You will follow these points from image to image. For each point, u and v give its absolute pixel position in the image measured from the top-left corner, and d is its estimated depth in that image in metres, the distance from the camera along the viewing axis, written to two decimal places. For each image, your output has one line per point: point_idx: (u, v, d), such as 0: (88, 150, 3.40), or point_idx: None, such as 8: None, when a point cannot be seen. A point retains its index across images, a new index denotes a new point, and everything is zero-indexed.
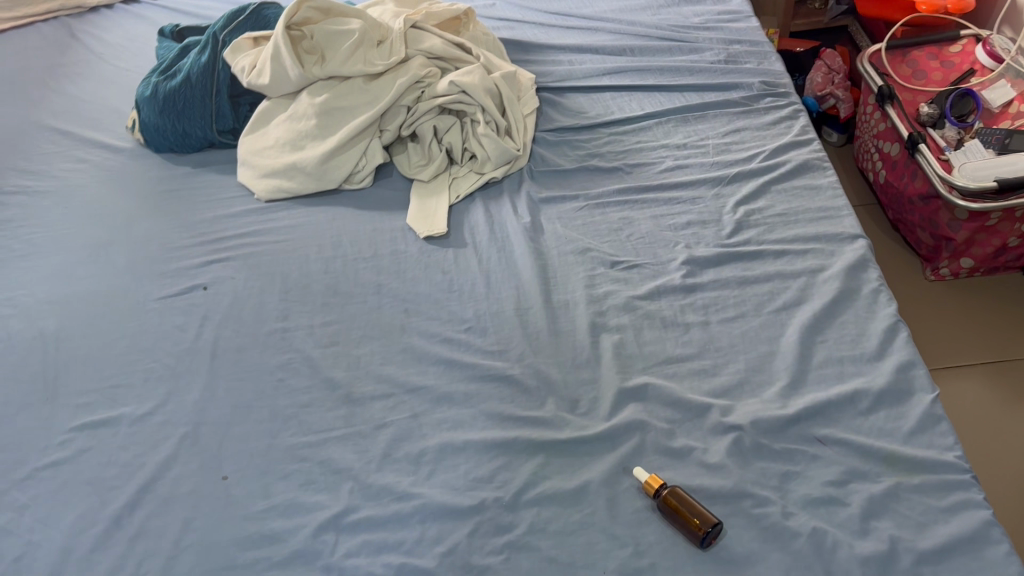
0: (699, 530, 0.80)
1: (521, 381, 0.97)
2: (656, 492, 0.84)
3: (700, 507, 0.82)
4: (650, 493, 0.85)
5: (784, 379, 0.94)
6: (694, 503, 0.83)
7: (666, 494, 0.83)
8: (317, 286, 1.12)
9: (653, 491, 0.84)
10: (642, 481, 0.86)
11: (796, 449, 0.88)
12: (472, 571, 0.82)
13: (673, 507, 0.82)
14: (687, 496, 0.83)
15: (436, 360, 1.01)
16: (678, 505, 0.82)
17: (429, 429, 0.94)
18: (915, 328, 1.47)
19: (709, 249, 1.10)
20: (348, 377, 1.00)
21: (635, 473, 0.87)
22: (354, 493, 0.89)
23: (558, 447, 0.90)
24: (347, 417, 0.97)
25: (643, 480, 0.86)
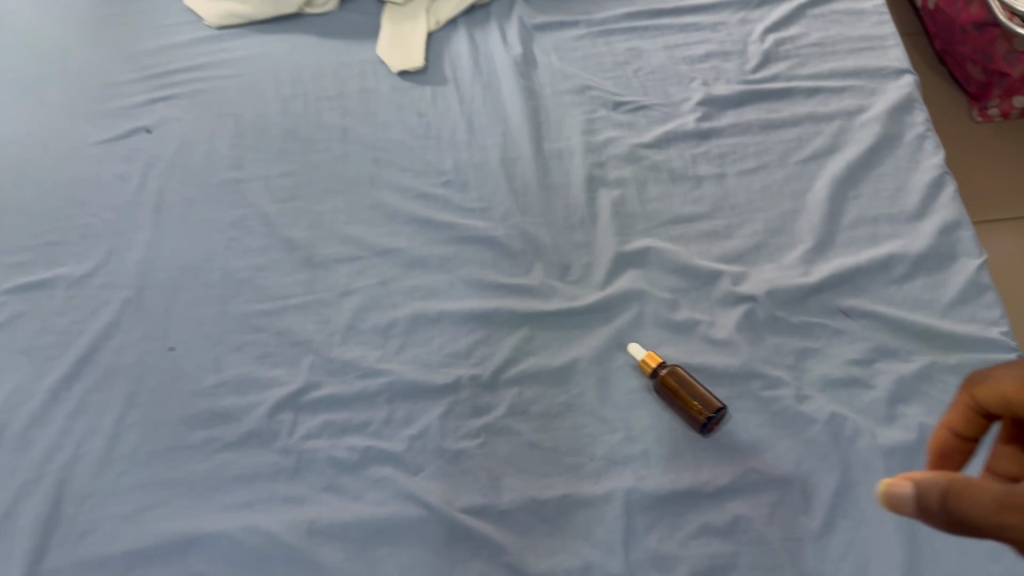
0: (700, 419, 0.71)
1: (505, 243, 0.85)
2: (654, 374, 0.74)
3: (704, 390, 0.72)
4: (647, 375, 0.75)
5: (808, 243, 0.81)
6: (696, 386, 0.72)
7: (665, 377, 0.73)
8: (275, 131, 0.98)
9: (649, 372, 0.74)
10: (639, 360, 0.75)
11: (817, 323, 0.77)
12: (445, 456, 0.73)
13: (673, 394, 0.72)
14: (688, 379, 0.73)
15: (408, 219, 0.88)
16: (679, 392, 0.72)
17: (400, 298, 0.83)
18: (960, 177, 1.32)
19: (729, 86, 0.94)
20: (309, 238, 0.88)
21: (630, 350, 0.76)
22: (315, 368, 0.80)
23: (545, 319, 0.80)
24: (308, 282, 0.85)
25: (639, 359, 0.75)
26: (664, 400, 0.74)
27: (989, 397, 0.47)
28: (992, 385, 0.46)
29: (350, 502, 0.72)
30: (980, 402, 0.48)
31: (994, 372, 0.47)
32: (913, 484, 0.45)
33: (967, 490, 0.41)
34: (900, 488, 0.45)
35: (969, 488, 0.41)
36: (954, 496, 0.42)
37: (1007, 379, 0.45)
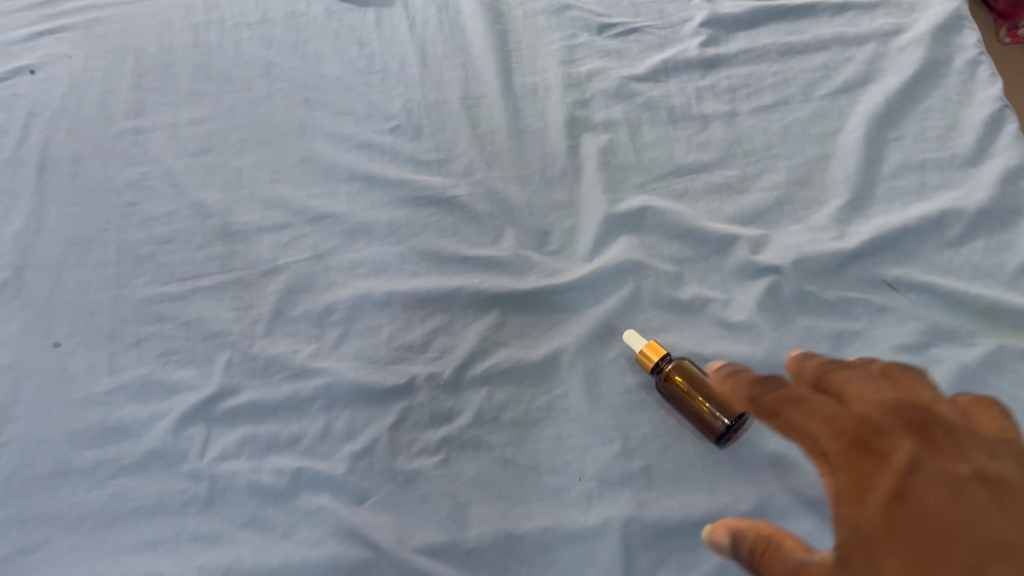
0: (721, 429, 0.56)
1: (468, 205, 0.69)
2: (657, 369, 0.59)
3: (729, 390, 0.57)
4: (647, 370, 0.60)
5: (843, 198, 0.66)
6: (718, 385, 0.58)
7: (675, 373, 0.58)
8: (185, 69, 0.80)
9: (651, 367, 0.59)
10: (637, 352, 0.60)
11: (857, 299, 0.61)
12: (395, 480, 0.59)
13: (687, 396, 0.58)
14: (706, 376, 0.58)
15: (346, 175, 0.71)
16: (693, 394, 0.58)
17: (338, 276, 0.67)
18: None
19: (738, 6, 0.77)
20: (225, 202, 0.72)
21: (626, 339, 0.61)
22: (234, 368, 0.64)
23: (519, 301, 0.65)
24: (223, 258, 0.69)
25: (637, 350, 0.60)
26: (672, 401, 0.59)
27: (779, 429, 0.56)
28: (780, 421, 0.56)
29: (278, 541, 0.57)
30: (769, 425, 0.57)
31: (781, 404, 0.56)
32: (729, 534, 0.52)
33: (772, 552, 0.50)
34: (717, 539, 0.53)
35: (775, 556, 0.50)
36: (755, 545, 0.51)
37: (811, 435, 0.54)
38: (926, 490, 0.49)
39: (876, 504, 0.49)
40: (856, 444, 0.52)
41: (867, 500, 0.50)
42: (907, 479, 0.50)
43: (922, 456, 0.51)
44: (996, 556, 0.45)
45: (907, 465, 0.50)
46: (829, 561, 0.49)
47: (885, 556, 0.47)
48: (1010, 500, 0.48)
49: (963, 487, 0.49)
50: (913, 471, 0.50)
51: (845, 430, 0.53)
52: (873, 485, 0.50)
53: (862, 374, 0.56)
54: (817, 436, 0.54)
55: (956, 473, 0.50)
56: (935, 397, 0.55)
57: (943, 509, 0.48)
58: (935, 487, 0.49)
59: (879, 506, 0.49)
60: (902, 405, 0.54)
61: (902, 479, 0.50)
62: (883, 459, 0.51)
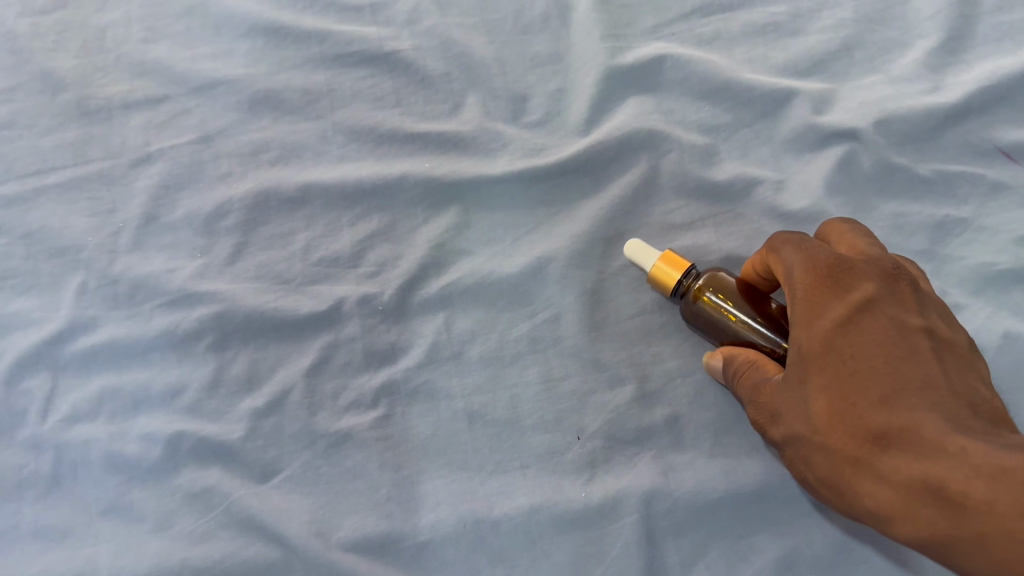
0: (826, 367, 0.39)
1: (413, 63, 0.49)
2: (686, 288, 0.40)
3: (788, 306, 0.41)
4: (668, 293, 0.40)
5: (935, 37, 0.47)
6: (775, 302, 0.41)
7: (723, 288, 0.40)
8: None
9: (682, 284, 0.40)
10: (649, 272, 0.41)
11: (962, 173, 0.44)
12: (317, 445, 0.41)
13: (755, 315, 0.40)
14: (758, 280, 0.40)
15: (246, 29, 0.52)
16: (764, 312, 0.40)
17: (234, 165, 0.48)
18: None
19: None
20: (83, 71, 0.52)
21: (630, 255, 0.42)
22: (89, 296, 0.45)
23: (489, 190, 0.46)
24: (78, 145, 0.50)
25: (649, 271, 0.41)
26: (721, 330, 0.40)
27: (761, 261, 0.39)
28: (774, 259, 0.37)
29: (149, 538, 0.40)
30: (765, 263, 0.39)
31: (784, 238, 0.37)
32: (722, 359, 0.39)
33: (752, 369, 0.37)
34: (713, 365, 0.39)
35: (752, 372, 0.37)
36: (742, 368, 0.38)
37: (785, 265, 0.36)
38: (873, 334, 0.33)
39: (821, 327, 0.34)
40: (827, 278, 0.35)
41: (815, 322, 0.34)
42: (857, 319, 0.33)
43: (887, 303, 0.34)
44: (908, 395, 0.31)
45: (863, 303, 0.34)
46: (777, 383, 0.36)
47: (811, 380, 0.34)
48: (970, 374, 0.33)
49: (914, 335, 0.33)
50: (869, 307, 0.34)
51: (820, 264, 0.35)
52: (820, 313, 0.34)
53: (862, 228, 0.38)
54: (789, 267, 0.36)
55: (914, 325, 0.33)
56: (924, 273, 0.37)
57: (866, 348, 0.33)
58: (883, 335, 0.33)
59: (820, 327, 0.34)
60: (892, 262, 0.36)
61: (858, 313, 0.33)
62: (847, 293, 0.34)
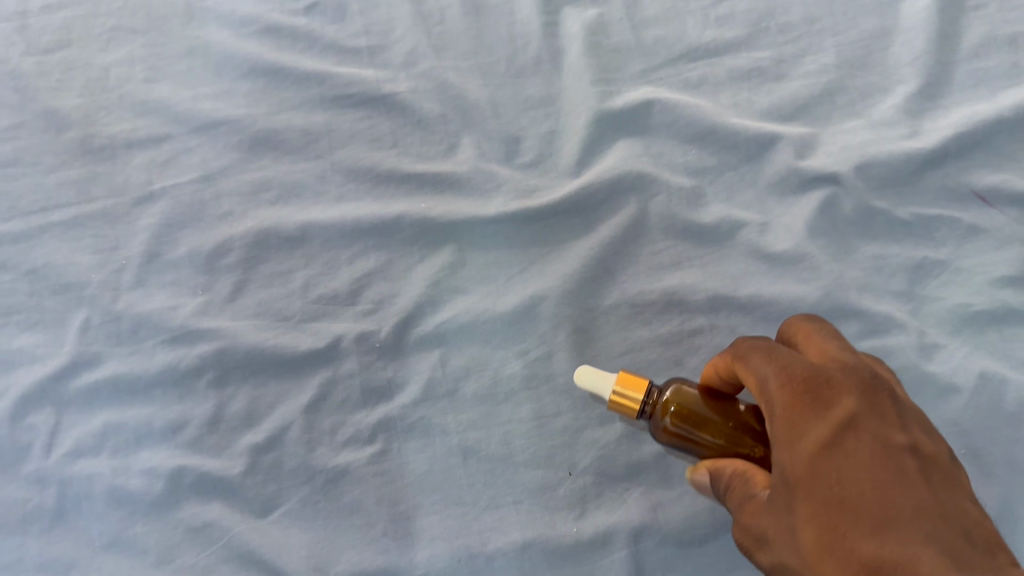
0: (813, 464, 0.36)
1: (410, 104, 0.51)
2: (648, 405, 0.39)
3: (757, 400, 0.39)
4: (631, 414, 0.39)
5: (913, 83, 0.49)
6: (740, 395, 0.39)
7: (687, 397, 0.38)
8: None
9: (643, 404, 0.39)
10: (608, 398, 0.39)
11: (939, 217, 0.45)
12: (316, 480, 0.42)
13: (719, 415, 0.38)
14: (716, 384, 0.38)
15: (246, 70, 0.53)
16: (727, 410, 0.38)
17: (235, 204, 0.49)
18: None
19: None
20: (87, 110, 0.54)
21: (584, 382, 0.40)
22: (92, 333, 0.47)
23: (483, 231, 0.47)
24: (82, 184, 0.51)
25: (608, 397, 0.39)
26: (698, 445, 0.38)
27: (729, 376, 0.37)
28: (745, 370, 0.35)
29: (151, 571, 0.41)
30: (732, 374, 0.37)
31: (753, 347, 0.35)
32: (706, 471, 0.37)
33: (741, 484, 0.35)
34: (699, 479, 0.38)
35: (741, 488, 0.35)
36: (732, 484, 0.35)
37: (758, 376, 0.33)
38: (856, 454, 0.30)
39: (802, 449, 0.31)
40: (804, 393, 0.32)
41: (795, 444, 0.31)
42: (839, 439, 0.30)
43: (871, 422, 0.31)
44: (902, 529, 0.27)
45: (845, 422, 0.31)
46: (762, 503, 0.33)
47: (797, 506, 0.30)
48: (963, 500, 0.29)
49: (902, 459, 0.30)
50: (852, 426, 0.31)
51: (795, 376, 0.33)
52: (800, 432, 0.31)
53: (832, 332, 0.36)
54: (762, 380, 0.34)
55: (898, 444, 0.30)
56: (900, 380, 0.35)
57: (851, 472, 0.29)
58: (869, 456, 0.30)
59: (801, 451, 0.31)
60: (871, 371, 0.33)
61: (839, 430, 0.31)
62: (826, 407, 0.31)
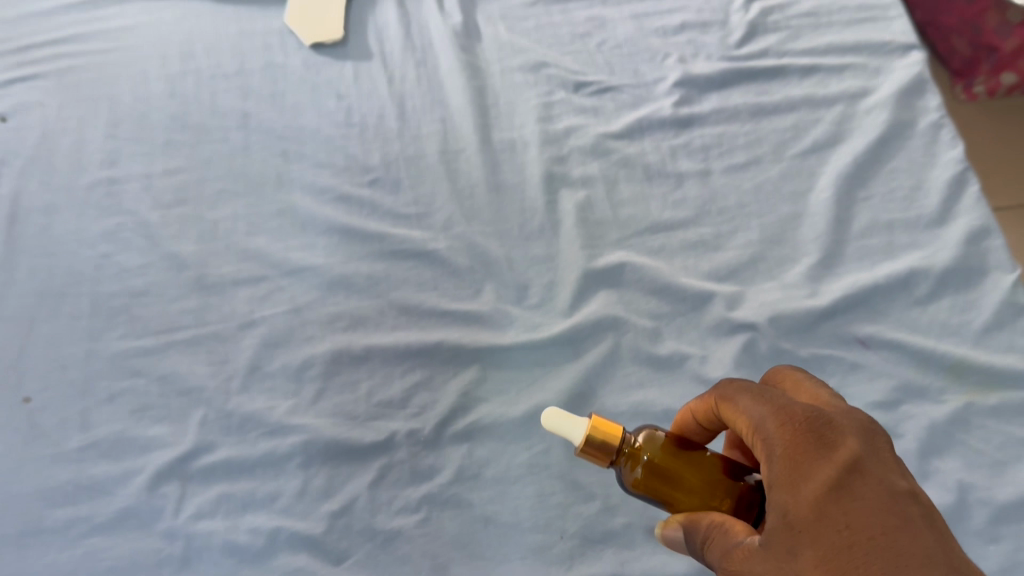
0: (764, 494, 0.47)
1: (447, 258, 0.69)
2: (624, 448, 0.47)
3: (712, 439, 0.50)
4: (604, 459, 0.47)
5: (814, 255, 0.68)
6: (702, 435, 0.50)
7: (652, 439, 0.48)
8: (161, 120, 0.80)
9: (620, 445, 0.47)
10: (583, 449, 0.47)
11: (830, 355, 0.63)
12: (376, 539, 0.58)
13: (690, 465, 0.47)
14: (694, 422, 0.49)
15: (325, 229, 0.71)
16: (695, 457, 0.47)
17: (316, 329, 0.67)
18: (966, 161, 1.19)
19: (710, 64, 0.78)
20: (201, 254, 0.71)
21: (564, 434, 0.48)
22: (209, 425, 0.63)
23: (500, 356, 0.65)
24: (199, 311, 0.68)
25: (584, 448, 0.47)
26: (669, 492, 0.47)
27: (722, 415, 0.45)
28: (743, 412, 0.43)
29: None
30: (720, 412, 0.45)
31: (755, 393, 0.43)
32: (682, 525, 0.46)
33: (721, 536, 0.42)
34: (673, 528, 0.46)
35: (721, 539, 0.42)
36: (711, 534, 0.43)
37: (760, 419, 0.42)
38: (862, 498, 0.37)
39: (810, 492, 0.38)
40: (809, 437, 0.40)
41: (801, 487, 0.38)
42: (845, 483, 0.38)
43: (871, 466, 0.38)
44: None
45: (848, 466, 0.38)
46: (756, 549, 0.39)
47: (802, 550, 0.37)
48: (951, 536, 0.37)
49: (902, 502, 0.37)
50: (855, 470, 0.38)
51: (796, 421, 0.41)
52: (808, 475, 0.39)
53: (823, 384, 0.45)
54: (765, 424, 0.41)
55: (898, 489, 0.38)
56: None
57: (858, 513, 0.37)
58: (872, 497, 0.37)
59: (809, 493, 0.38)
60: (868, 420, 0.41)
61: (843, 473, 0.38)
62: (828, 452, 0.39)
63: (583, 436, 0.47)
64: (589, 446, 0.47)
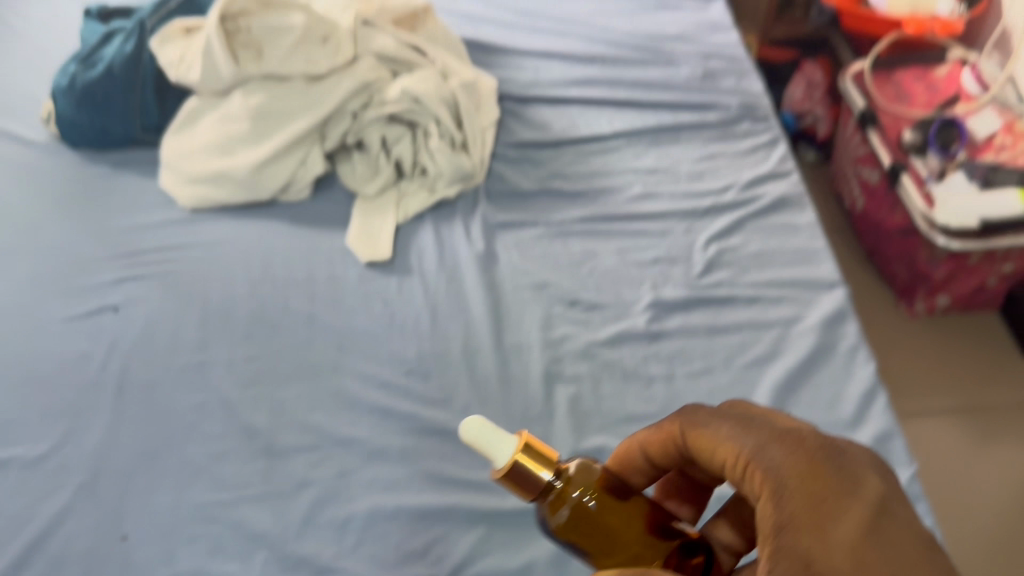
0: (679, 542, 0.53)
1: (464, 436, 0.88)
2: (552, 487, 0.51)
3: (648, 478, 0.58)
4: (537, 488, 0.50)
5: None
6: (643, 467, 0.57)
7: (580, 481, 0.52)
8: (243, 314, 1.00)
9: (549, 479, 0.50)
10: (514, 474, 0.50)
11: None
12: None
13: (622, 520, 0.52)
14: (644, 456, 0.57)
15: (369, 410, 0.90)
16: (625, 509, 0.53)
17: (357, 491, 0.84)
18: (900, 365, 1.41)
19: (676, 290, 1.00)
20: (270, 426, 0.90)
21: (493, 458, 0.51)
22: (268, 566, 0.79)
23: (502, 518, 0.81)
24: (265, 471, 0.86)
25: (516, 473, 0.50)
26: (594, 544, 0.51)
27: (703, 446, 0.54)
28: (739, 453, 0.52)
29: None
30: (696, 448, 0.54)
31: (755, 438, 0.52)
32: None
33: None
34: None
35: None
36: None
37: (773, 462, 0.51)
38: (879, 536, 0.47)
39: (833, 533, 0.47)
40: (818, 479, 0.49)
41: (824, 525, 0.47)
42: (863, 521, 0.47)
43: (881, 507, 0.48)
44: None
45: (863, 505, 0.48)
46: None
47: None
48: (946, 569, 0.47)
49: (911, 539, 0.47)
50: (867, 507, 0.48)
51: (804, 465, 0.50)
52: (828, 514, 0.48)
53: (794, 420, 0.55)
54: (777, 465, 0.50)
55: (903, 524, 0.48)
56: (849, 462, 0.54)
57: (879, 552, 0.46)
58: (888, 534, 0.47)
59: (830, 530, 0.47)
60: (868, 463, 0.51)
61: (861, 512, 0.48)
62: (846, 495, 0.48)
63: (512, 457, 0.50)
64: (514, 472, 0.50)
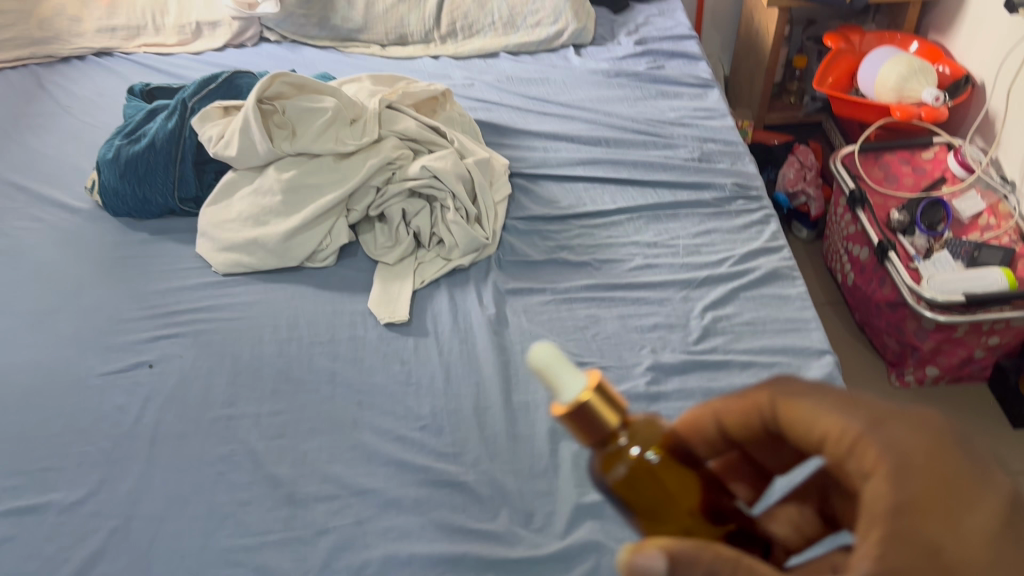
0: (729, 526, 0.50)
1: (474, 488, 0.93)
2: (617, 436, 0.46)
3: (711, 451, 0.55)
4: (605, 430, 0.45)
5: None
6: (713, 437, 0.55)
7: (643, 436, 0.48)
8: (270, 371, 1.07)
9: (616, 427, 0.46)
10: (583, 412, 0.44)
11: None
12: None
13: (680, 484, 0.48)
14: (718, 425, 0.55)
15: (386, 462, 0.96)
16: (682, 474, 0.49)
17: (373, 538, 0.89)
18: None
19: (674, 355, 1.06)
20: (292, 476, 0.95)
21: (561, 393, 0.45)
22: None
23: (509, 565, 0.86)
24: (287, 519, 0.91)
25: (585, 411, 0.44)
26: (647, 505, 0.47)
27: (799, 418, 0.52)
28: (858, 433, 0.49)
29: None
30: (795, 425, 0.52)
31: (879, 422, 0.49)
32: (660, 550, 0.45)
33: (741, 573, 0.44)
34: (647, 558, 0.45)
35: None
36: (720, 569, 0.44)
37: (896, 444, 0.47)
38: (999, 538, 0.45)
39: (959, 528, 0.45)
40: (948, 469, 0.46)
41: (950, 519, 0.45)
42: (988, 522, 0.45)
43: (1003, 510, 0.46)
44: None
45: (987, 505, 0.46)
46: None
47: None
48: None
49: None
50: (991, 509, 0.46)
51: (934, 454, 0.47)
52: (956, 508, 0.45)
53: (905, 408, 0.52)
54: (899, 445, 0.47)
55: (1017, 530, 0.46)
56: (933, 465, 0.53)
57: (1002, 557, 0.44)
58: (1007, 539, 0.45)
59: (957, 525, 0.45)
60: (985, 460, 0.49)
61: (988, 508, 0.46)
62: (973, 486, 0.46)
63: (588, 396, 0.44)
64: (585, 413, 0.45)
